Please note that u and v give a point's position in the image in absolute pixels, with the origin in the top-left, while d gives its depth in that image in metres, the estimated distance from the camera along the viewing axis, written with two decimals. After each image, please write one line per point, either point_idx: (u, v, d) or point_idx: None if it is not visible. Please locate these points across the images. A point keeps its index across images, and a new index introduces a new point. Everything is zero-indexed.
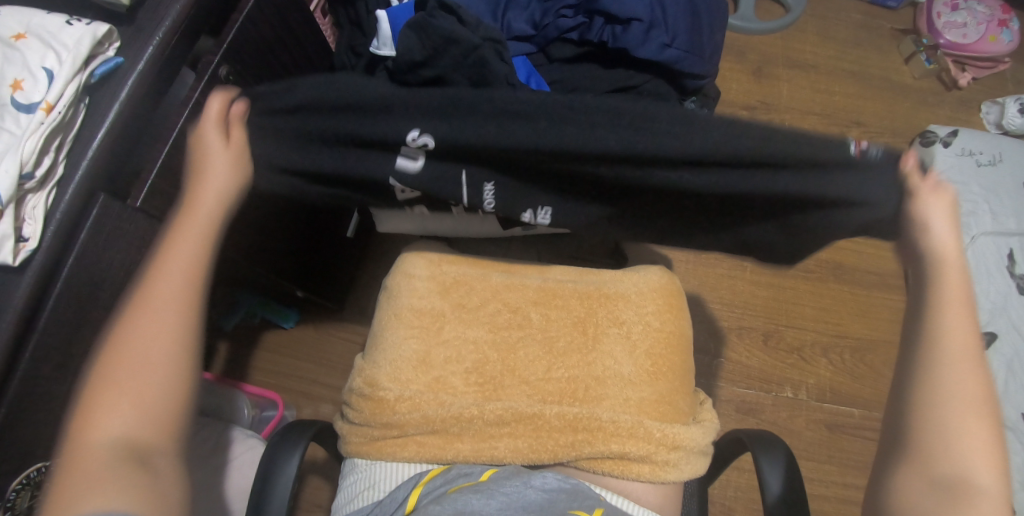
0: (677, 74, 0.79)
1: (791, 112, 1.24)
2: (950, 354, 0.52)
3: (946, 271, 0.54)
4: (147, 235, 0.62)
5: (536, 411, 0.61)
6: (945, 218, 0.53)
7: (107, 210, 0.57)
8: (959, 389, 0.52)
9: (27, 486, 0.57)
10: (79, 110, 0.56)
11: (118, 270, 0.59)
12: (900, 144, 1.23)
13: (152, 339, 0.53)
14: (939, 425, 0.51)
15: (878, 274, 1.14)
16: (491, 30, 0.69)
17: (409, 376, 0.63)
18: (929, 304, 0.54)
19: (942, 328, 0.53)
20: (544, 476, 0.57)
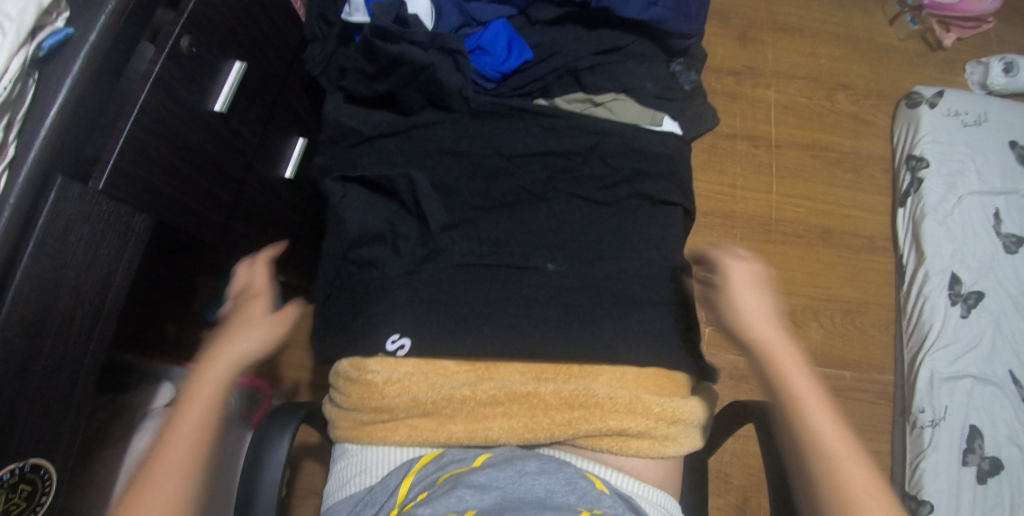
0: (662, 34, 0.76)
1: (777, 76, 1.22)
2: (817, 433, 0.56)
3: (774, 350, 0.61)
4: (113, 218, 0.58)
5: (531, 390, 0.59)
6: (749, 297, 0.64)
7: (66, 192, 0.53)
8: (840, 459, 0.54)
9: (2, 487, 0.52)
10: (28, 86, 0.51)
11: (83, 256, 0.55)
12: (886, 106, 1.22)
13: (162, 480, 0.51)
14: (841, 496, 0.53)
15: (867, 236, 1.13)
16: (441, 39, 0.68)
17: (397, 359, 0.61)
18: (783, 395, 0.59)
19: (804, 409, 0.57)
20: (542, 463, 0.55)
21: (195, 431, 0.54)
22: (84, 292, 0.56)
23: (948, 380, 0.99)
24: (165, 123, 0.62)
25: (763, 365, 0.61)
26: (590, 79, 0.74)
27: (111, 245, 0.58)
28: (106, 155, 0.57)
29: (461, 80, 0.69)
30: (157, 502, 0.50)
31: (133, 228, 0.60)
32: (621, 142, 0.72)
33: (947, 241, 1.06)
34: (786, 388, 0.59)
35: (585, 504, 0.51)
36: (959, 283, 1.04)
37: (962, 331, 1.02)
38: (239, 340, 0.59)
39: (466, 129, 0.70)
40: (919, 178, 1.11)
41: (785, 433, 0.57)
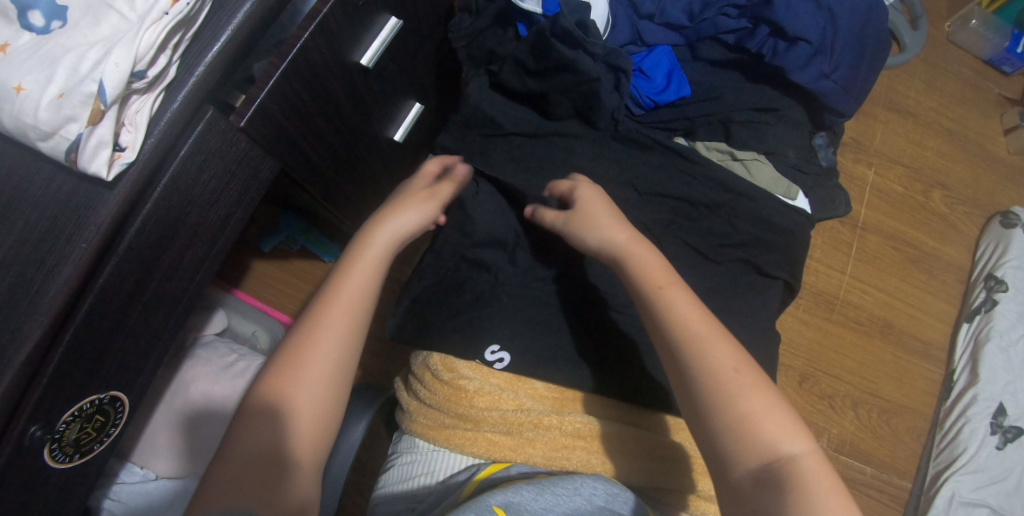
0: (821, 106, 0.72)
1: (880, 157, 1.19)
2: (691, 331, 0.53)
3: (636, 252, 0.57)
4: (245, 161, 0.54)
5: (616, 431, 0.59)
6: (602, 211, 0.59)
7: (212, 127, 0.49)
8: (725, 360, 0.52)
9: (78, 417, 0.50)
10: (206, 3, 0.45)
11: (210, 194, 0.52)
12: (977, 217, 1.20)
13: (319, 348, 0.54)
14: (755, 441, 0.49)
15: (923, 341, 1.12)
16: (614, 55, 0.64)
17: (491, 369, 0.61)
18: (645, 289, 0.56)
19: (675, 305, 0.55)
20: (599, 485, 0.53)
21: (348, 319, 0.56)
22: (201, 231, 0.53)
23: (967, 505, 0.99)
24: (316, 71, 0.55)
25: (623, 263, 0.57)
26: (740, 134, 0.70)
27: (238, 185, 0.55)
28: (256, 91, 0.51)
29: (617, 101, 0.66)
30: (315, 369, 0.54)
31: (258, 173, 0.57)
32: (754, 206, 0.68)
33: (1004, 370, 1.06)
34: (647, 284, 0.56)
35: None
36: (1003, 414, 1.03)
37: (993, 461, 1.01)
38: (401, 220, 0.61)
39: (603, 154, 0.67)
40: (993, 300, 1.10)
41: (660, 327, 0.54)
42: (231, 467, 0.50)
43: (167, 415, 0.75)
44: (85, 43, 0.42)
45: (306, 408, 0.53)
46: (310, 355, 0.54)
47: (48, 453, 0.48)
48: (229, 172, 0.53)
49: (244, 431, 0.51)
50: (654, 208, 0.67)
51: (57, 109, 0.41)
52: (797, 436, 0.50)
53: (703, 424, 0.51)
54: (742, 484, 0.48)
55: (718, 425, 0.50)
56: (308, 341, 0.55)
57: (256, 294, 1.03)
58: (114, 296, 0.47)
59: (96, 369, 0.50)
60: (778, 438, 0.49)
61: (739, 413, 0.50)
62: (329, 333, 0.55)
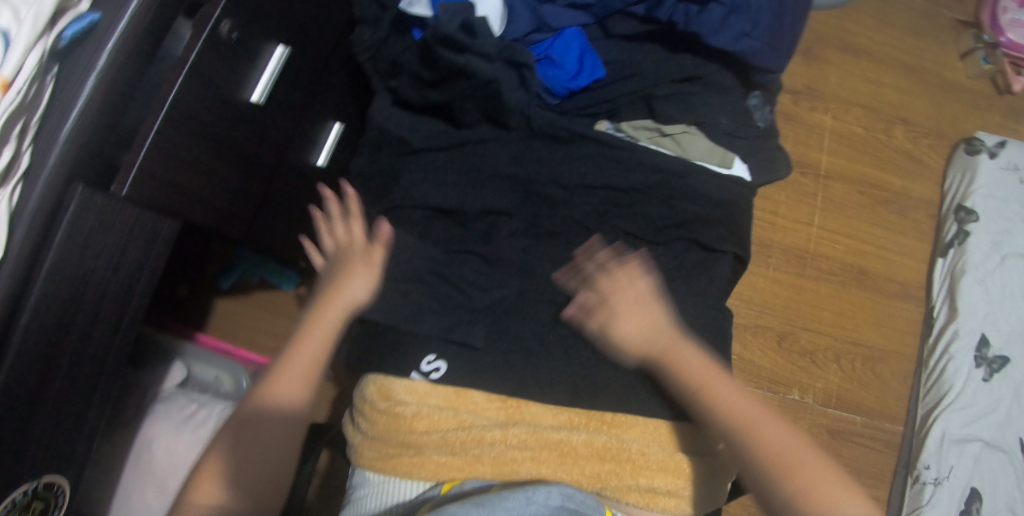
0: (748, 67, 0.69)
1: (836, 101, 1.16)
2: (746, 420, 0.56)
3: (675, 353, 0.59)
4: (136, 227, 0.51)
5: (562, 438, 0.58)
6: (635, 300, 0.61)
7: (88, 202, 0.46)
8: (777, 441, 0.54)
9: (14, 508, 0.49)
10: (45, 84, 0.42)
11: (106, 267, 0.50)
12: (943, 147, 1.17)
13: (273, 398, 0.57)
14: (820, 507, 0.50)
15: (901, 283, 1.11)
16: (510, 51, 0.62)
17: (427, 390, 0.59)
18: (689, 389, 0.58)
19: (716, 399, 0.57)
20: (551, 492, 0.52)
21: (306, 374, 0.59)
22: (105, 303, 0.51)
23: (958, 441, 1.00)
24: (194, 116, 0.53)
25: (663, 369, 0.59)
26: (664, 109, 0.67)
27: (136, 252, 0.52)
28: (133, 154, 0.49)
29: (524, 96, 0.64)
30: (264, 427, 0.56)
31: (158, 236, 0.54)
32: (688, 186, 0.66)
33: (982, 302, 1.05)
34: (691, 384, 0.58)
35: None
36: (987, 345, 1.03)
37: (979, 395, 1.02)
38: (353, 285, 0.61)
39: (523, 153, 0.65)
40: (965, 231, 1.08)
41: (714, 422, 0.56)
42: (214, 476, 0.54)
43: (135, 477, 0.74)
44: None
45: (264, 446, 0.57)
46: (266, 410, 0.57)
47: None
48: (122, 239, 0.50)
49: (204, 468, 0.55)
50: (584, 201, 0.65)
51: None
52: (855, 500, 0.51)
53: (767, 502, 0.53)
54: None
55: (782, 500, 0.51)
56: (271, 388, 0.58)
57: (219, 334, 1.01)
58: (21, 389, 0.46)
59: (18, 460, 0.48)
60: (840, 496, 0.51)
61: (793, 486, 0.51)
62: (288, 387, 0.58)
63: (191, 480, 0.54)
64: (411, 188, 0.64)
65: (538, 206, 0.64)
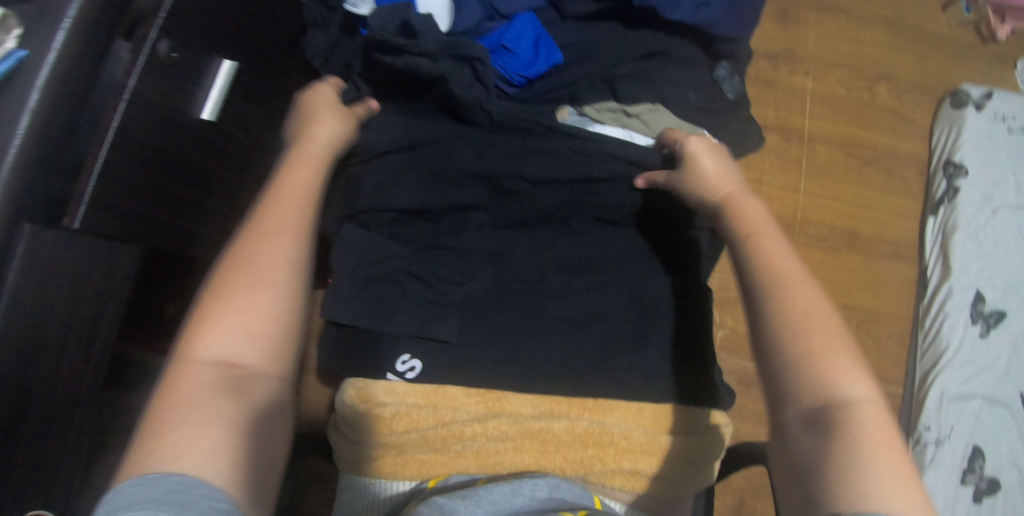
0: (710, 38, 0.68)
1: (816, 63, 1.13)
2: (781, 275, 0.53)
3: (739, 207, 0.58)
4: (93, 261, 0.52)
5: (544, 426, 0.58)
6: (707, 155, 0.60)
7: (39, 239, 0.45)
8: (802, 302, 0.51)
9: None
10: None
11: (66, 301, 0.51)
12: (928, 102, 1.15)
13: (240, 286, 0.50)
14: (819, 373, 0.48)
15: (893, 243, 1.09)
16: (457, 45, 0.61)
17: (405, 390, 0.58)
18: (737, 236, 0.57)
19: (763, 249, 0.55)
20: (536, 482, 0.54)
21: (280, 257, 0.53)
22: (70, 336, 0.52)
23: (958, 399, 0.99)
24: (144, 138, 0.53)
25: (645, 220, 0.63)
26: (626, 89, 0.65)
27: (94, 284, 0.53)
28: (81, 185, 0.48)
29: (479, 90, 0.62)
30: (243, 315, 0.49)
31: (116, 264, 0.55)
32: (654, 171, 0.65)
33: (975, 257, 1.03)
34: (740, 233, 0.57)
35: (573, 505, 0.52)
36: (982, 301, 1.02)
37: (977, 351, 1.01)
38: (325, 138, 0.60)
39: (484, 148, 0.63)
40: (955, 186, 1.06)
41: (748, 268, 0.55)
42: (223, 408, 0.45)
43: None
44: None
45: (239, 342, 0.48)
46: (236, 300, 0.49)
47: None
48: (76, 271, 0.51)
49: (177, 387, 0.45)
50: (551, 192, 0.64)
51: None
52: (858, 379, 0.48)
53: (765, 354, 0.51)
54: (795, 421, 0.48)
55: (782, 358, 0.50)
56: (237, 275, 0.50)
57: None
58: None
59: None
60: (845, 372, 0.48)
61: (804, 349, 0.49)
62: (262, 267, 0.51)
63: (169, 426, 0.43)
64: (372, 190, 0.62)
65: (503, 200, 0.64)
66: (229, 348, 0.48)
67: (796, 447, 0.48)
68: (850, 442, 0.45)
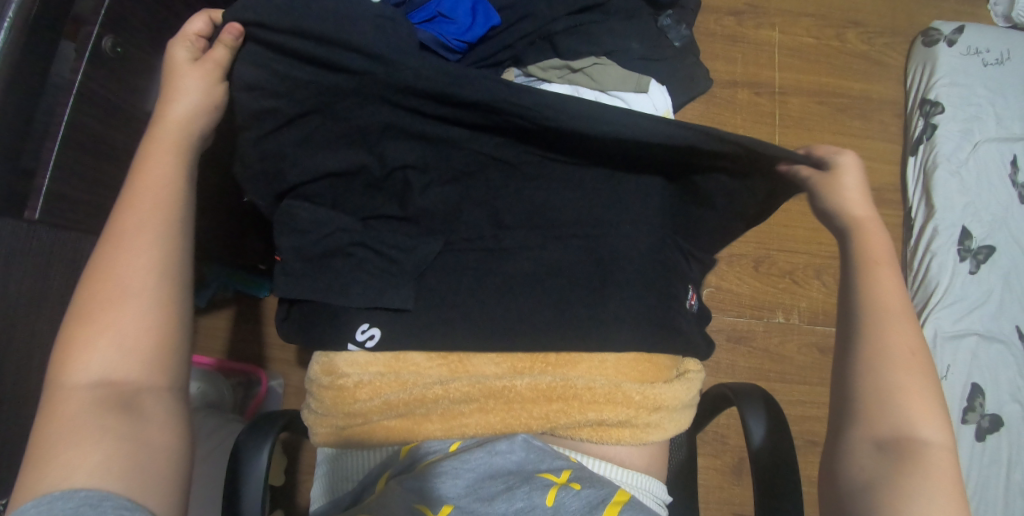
0: None
1: (781, 15, 1.12)
2: (885, 311, 0.54)
3: (870, 232, 0.56)
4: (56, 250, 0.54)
5: (506, 385, 0.57)
6: (854, 190, 0.55)
7: None
8: (902, 341, 0.53)
9: None
10: None
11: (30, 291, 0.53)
12: (900, 44, 1.13)
13: (106, 287, 0.50)
14: (900, 411, 0.51)
15: (875, 188, 1.08)
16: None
17: (367, 359, 0.59)
18: (858, 261, 0.56)
19: (877, 282, 0.55)
20: (511, 438, 0.55)
21: (144, 251, 0.52)
22: (40, 326, 0.54)
23: (952, 338, 0.97)
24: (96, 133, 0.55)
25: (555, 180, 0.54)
26: (567, 44, 0.65)
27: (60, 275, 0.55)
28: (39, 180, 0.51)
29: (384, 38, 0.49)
30: (108, 322, 0.50)
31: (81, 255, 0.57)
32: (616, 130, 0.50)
33: (958, 193, 1.01)
34: (861, 260, 0.56)
35: (552, 468, 0.54)
36: (969, 237, 1.00)
37: (969, 288, 0.99)
38: (180, 105, 0.54)
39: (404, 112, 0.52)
40: (932, 124, 1.05)
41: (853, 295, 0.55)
42: (104, 425, 0.47)
43: None
44: None
45: (112, 347, 0.49)
46: (104, 307, 0.50)
47: None
48: (43, 263, 0.53)
49: (59, 403, 0.47)
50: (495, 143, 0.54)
51: None
52: (937, 423, 0.51)
53: (849, 383, 0.54)
54: (862, 447, 0.51)
55: (863, 387, 0.53)
56: (100, 282, 0.51)
57: None
58: None
59: None
60: (924, 413, 0.51)
61: (891, 384, 0.52)
62: (125, 267, 0.51)
63: (56, 446, 0.45)
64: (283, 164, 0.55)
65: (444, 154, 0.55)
66: (101, 355, 0.49)
67: (849, 465, 0.52)
68: (915, 479, 0.49)
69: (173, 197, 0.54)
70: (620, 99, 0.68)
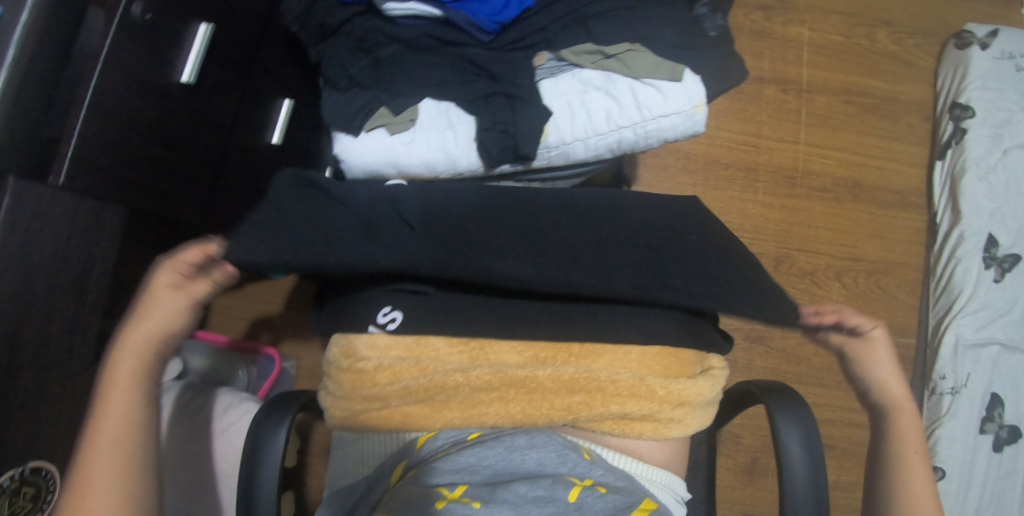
0: None
1: (810, 11, 1.10)
2: (906, 460, 0.54)
3: (903, 410, 0.57)
4: (82, 214, 0.54)
5: (528, 374, 0.55)
6: (888, 361, 0.59)
7: (23, 194, 0.48)
8: (923, 496, 0.53)
9: (4, 493, 0.53)
10: None
11: (51, 257, 0.52)
12: (931, 45, 1.11)
13: (93, 460, 0.49)
14: None
15: (899, 191, 1.06)
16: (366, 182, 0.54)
17: (387, 342, 0.58)
18: (878, 407, 0.58)
19: (902, 429, 0.56)
20: (532, 435, 0.54)
21: (130, 418, 0.51)
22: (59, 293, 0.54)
23: (973, 346, 0.96)
24: (129, 101, 0.54)
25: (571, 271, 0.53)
26: (600, 28, 0.64)
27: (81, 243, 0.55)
28: (64, 145, 0.49)
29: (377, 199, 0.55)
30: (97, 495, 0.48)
31: (105, 223, 0.56)
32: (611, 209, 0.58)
33: (986, 199, 1.00)
34: (888, 404, 0.58)
35: (575, 471, 0.52)
36: (995, 245, 0.98)
37: (993, 296, 0.97)
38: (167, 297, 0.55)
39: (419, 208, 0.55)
40: (962, 128, 1.03)
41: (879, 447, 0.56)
42: None
43: None
44: None
45: None
46: (89, 481, 0.48)
47: None
48: (68, 228, 0.53)
49: None
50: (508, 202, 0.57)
51: None
52: None
53: None
54: None
55: None
56: (87, 454, 0.49)
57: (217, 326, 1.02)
58: None
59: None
60: None
61: None
62: (111, 433, 0.50)
63: None
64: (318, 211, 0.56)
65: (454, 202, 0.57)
66: None
67: None
68: None
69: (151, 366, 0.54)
70: (652, 87, 0.66)
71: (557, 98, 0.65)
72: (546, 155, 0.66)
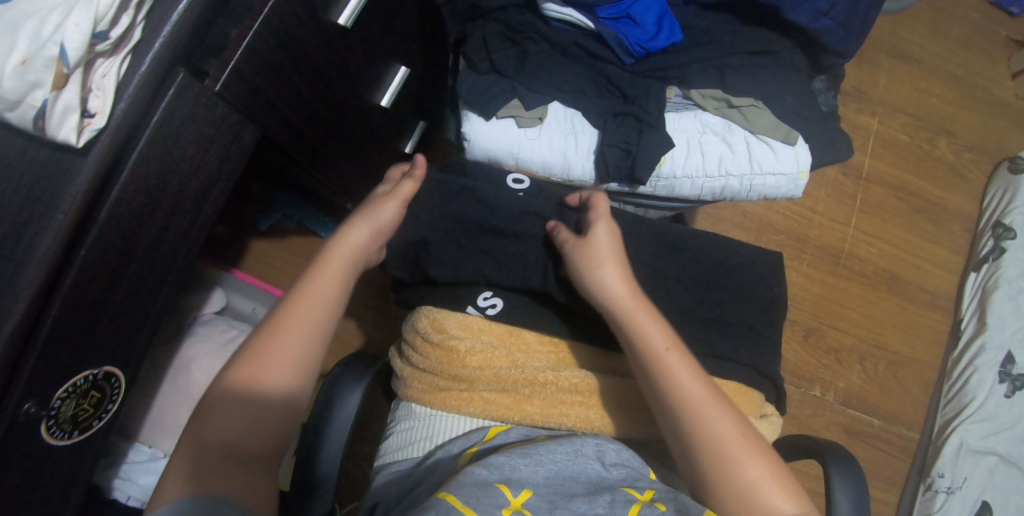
0: (819, 46, 0.68)
1: (883, 105, 1.16)
2: (686, 398, 0.53)
3: (637, 317, 0.55)
4: (223, 126, 0.54)
5: (614, 384, 0.59)
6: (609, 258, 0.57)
7: (184, 89, 0.48)
8: (729, 437, 0.52)
9: (74, 393, 0.51)
10: None
11: (188, 162, 0.52)
12: (984, 163, 1.17)
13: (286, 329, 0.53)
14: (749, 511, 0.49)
15: (931, 292, 1.11)
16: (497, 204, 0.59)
17: (480, 326, 0.60)
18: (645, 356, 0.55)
19: (671, 372, 0.54)
20: (601, 445, 0.53)
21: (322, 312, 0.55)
22: (183, 200, 0.54)
23: (974, 452, 1.00)
24: (291, 30, 0.55)
25: (619, 322, 0.56)
26: (733, 79, 0.67)
27: (213, 158, 0.55)
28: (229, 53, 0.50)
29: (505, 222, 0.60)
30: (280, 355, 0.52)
31: (238, 139, 0.57)
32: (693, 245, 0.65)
33: (1012, 317, 1.05)
34: (647, 348, 0.55)
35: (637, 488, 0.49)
36: (1012, 362, 1.03)
37: (1002, 409, 1.01)
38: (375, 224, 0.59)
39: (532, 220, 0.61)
40: (1001, 247, 1.08)
41: (657, 395, 0.54)
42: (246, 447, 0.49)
43: (172, 392, 0.78)
44: (44, 8, 0.40)
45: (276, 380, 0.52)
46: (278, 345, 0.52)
47: (46, 431, 0.49)
48: (210, 136, 0.53)
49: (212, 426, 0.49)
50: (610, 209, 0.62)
51: (21, 75, 0.40)
52: (779, 497, 0.50)
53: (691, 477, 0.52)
54: None
55: (713, 492, 0.51)
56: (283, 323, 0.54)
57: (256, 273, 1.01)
58: (100, 266, 0.48)
59: (87, 346, 0.50)
60: None
61: (734, 481, 0.50)
62: (303, 313, 0.54)
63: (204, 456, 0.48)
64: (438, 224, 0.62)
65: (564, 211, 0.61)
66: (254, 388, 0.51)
67: None
68: None
69: (348, 275, 0.58)
70: (767, 145, 0.68)
71: (678, 132, 0.68)
72: (654, 183, 0.70)
